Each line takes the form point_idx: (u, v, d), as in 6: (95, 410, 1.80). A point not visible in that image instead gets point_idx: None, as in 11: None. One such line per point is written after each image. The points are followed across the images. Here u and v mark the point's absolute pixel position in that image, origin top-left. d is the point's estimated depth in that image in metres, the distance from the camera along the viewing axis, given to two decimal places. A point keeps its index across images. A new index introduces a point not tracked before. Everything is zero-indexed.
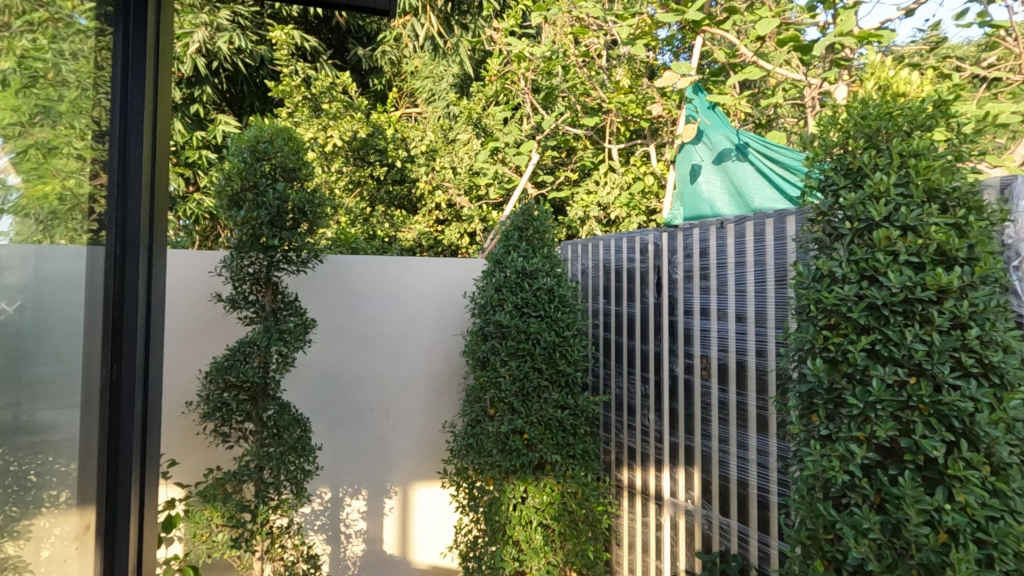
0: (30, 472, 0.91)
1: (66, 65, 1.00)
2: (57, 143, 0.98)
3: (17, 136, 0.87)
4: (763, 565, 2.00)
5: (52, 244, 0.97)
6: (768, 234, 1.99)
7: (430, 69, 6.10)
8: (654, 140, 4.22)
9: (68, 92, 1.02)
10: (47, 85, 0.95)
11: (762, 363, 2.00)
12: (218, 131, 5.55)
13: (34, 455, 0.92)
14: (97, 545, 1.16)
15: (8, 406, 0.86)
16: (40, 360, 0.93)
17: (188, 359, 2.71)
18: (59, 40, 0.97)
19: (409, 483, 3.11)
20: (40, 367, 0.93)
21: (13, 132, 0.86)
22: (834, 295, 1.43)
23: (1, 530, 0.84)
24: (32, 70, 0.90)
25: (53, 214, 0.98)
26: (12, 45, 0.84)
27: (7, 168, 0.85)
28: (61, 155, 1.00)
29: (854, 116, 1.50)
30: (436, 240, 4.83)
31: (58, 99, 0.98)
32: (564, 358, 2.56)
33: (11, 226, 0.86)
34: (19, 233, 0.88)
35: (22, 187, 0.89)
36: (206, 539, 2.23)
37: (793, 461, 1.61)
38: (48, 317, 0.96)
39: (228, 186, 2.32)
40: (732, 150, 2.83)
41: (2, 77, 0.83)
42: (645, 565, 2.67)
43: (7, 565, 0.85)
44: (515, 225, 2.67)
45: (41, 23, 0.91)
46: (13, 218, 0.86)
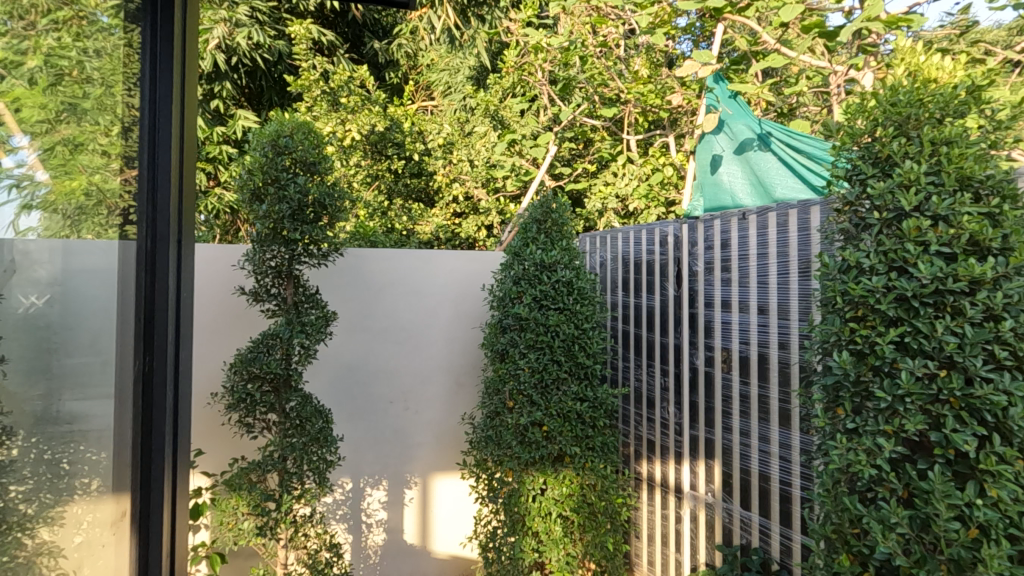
0: (63, 461, 0.93)
1: (91, 63, 1.02)
2: (82, 140, 1.00)
3: (45, 132, 0.89)
4: (786, 559, 1.99)
5: (79, 238, 1.00)
6: (792, 225, 1.96)
7: (447, 61, 6.10)
8: (674, 131, 4.17)
9: (93, 90, 1.04)
10: (72, 83, 0.97)
11: (785, 355, 1.98)
12: (238, 126, 5.62)
13: (67, 444, 0.95)
14: (133, 531, 1.20)
15: (40, 396, 0.88)
16: (70, 352, 0.96)
17: (212, 352, 2.76)
18: (83, 38, 0.99)
19: (428, 474, 3.14)
20: (71, 358, 0.96)
21: (42, 129, 0.88)
22: (862, 286, 1.41)
23: (36, 516, 0.87)
24: (58, 68, 0.92)
25: (81, 209, 1.01)
26: (38, 44, 0.86)
27: (36, 164, 0.87)
28: (87, 152, 1.02)
29: (882, 103, 1.46)
30: (454, 233, 4.84)
31: (83, 96, 1.00)
32: (583, 350, 2.55)
33: (40, 221, 0.89)
34: (47, 228, 0.91)
35: (50, 183, 0.91)
36: (233, 527, 2.28)
37: (817, 455, 1.59)
38: (78, 310, 0.98)
39: (250, 180, 2.35)
40: (753, 140, 2.78)
41: (30, 76, 0.85)
42: (665, 558, 2.67)
43: (43, 550, 0.89)
44: (533, 218, 2.67)
45: (65, 21, 0.93)
46: (42, 213, 0.89)
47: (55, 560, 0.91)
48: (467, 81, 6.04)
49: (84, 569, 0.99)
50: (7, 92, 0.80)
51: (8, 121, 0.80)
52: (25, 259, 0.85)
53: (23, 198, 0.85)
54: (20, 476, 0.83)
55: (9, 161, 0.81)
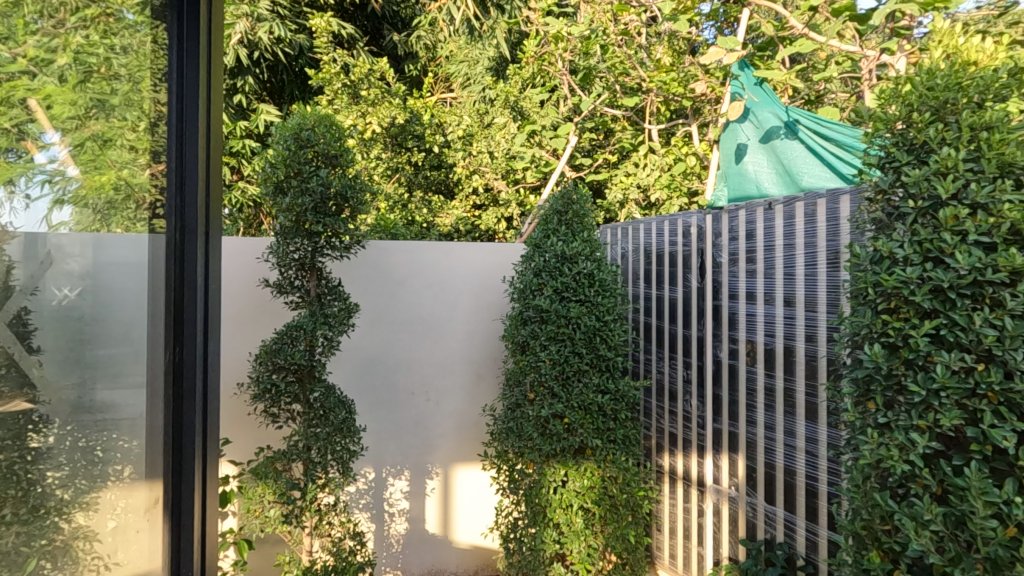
0: (96, 448, 0.96)
1: (118, 59, 1.05)
2: (110, 135, 1.04)
3: (74, 129, 0.93)
4: (812, 555, 1.97)
5: (110, 232, 1.03)
6: (821, 215, 1.92)
7: (466, 53, 6.05)
8: (697, 120, 4.10)
9: (120, 86, 1.07)
10: (100, 80, 1.00)
11: (813, 348, 1.94)
12: (261, 120, 5.68)
13: (99, 432, 0.98)
14: (165, 517, 1.23)
15: (73, 385, 0.92)
16: (102, 342, 0.99)
17: (238, 343, 2.80)
18: (110, 35, 1.03)
19: (450, 465, 3.17)
20: (102, 348, 0.99)
21: (71, 125, 0.92)
22: (896, 277, 1.37)
23: (71, 501, 0.90)
24: (86, 65, 0.96)
25: (110, 203, 1.04)
26: (68, 41, 0.91)
27: (67, 160, 0.91)
28: (115, 147, 1.05)
29: (918, 87, 1.41)
30: (474, 225, 4.83)
31: (111, 92, 1.04)
32: (604, 342, 2.54)
33: (71, 215, 0.92)
34: (78, 222, 0.94)
35: (81, 178, 0.95)
36: (259, 514, 2.32)
37: (846, 450, 1.56)
38: (107, 301, 1.01)
39: (273, 173, 2.37)
40: (781, 128, 2.72)
41: (60, 73, 0.89)
42: (687, 551, 2.65)
43: (78, 534, 0.93)
44: (554, 209, 2.65)
45: (93, 19, 0.98)
46: (73, 208, 0.93)
47: (89, 543, 0.95)
48: (486, 72, 5.99)
49: (118, 554, 1.03)
50: (39, 89, 0.84)
51: (41, 118, 0.85)
52: (59, 252, 0.88)
53: (55, 193, 0.88)
54: (57, 463, 0.87)
55: (42, 157, 0.85)
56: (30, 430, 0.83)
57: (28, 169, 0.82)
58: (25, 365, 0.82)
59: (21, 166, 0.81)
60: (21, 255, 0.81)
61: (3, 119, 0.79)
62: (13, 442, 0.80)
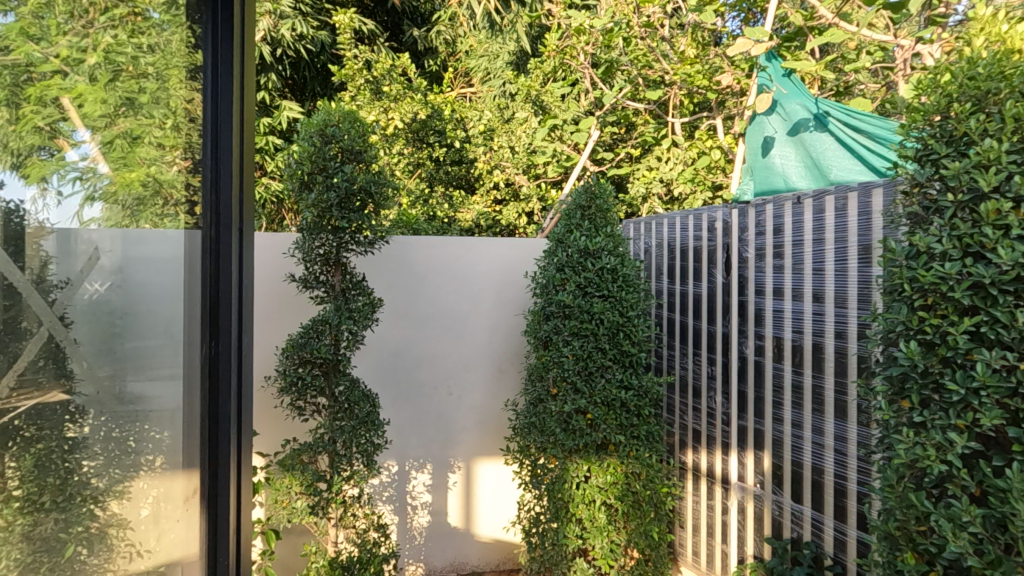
0: (128, 439, 0.99)
1: (145, 58, 1.07)
2: (138, 133, 1.06)
3: (104, 126, 0.95)
4: (840, 554, 1.94)
5: (138, 228, 1.05)
6: (852, 209, 1.88)
7: (486, 47, 6.05)
8: (721, 112, 4.03)
9: (148, 84, 1.08)
10: (129, 78, 1.02)
11: (842, 345, 1.91)
12: (284, 116, 5.75)
13: (133, 423, 1.01)
14: (200, 506, 1.26)
15: (108, 376, 0.94)
16: (133, 336, 1.01)
17: (265, 337, 2.85)
18: (138, 34, 1.04)
19: (472, 459, 3.19)
20: (133, 341, 1.01)
21: (102, 123, 0.94)
22: (934, 273, 1.33)
23: (106, 490, 0.93)
24: (115, 64, 0.98)
25: (139, 200, 1.06)
26: (97, 40, 0.93)
27: (98, 157, 0.93)
28: (143, 144, 1.07)
29: (959, 77, 1.37)
30: (495, 220, 4.82)
31: (138, 91, 1.05)
32: (628, 338, 2.53)
33: (101, 212, 0.94)
34: (108, 218, 0.96)
35: (111, 175, 0.97)
36: (286, 505, 2.36)
37: (878, 450, 1.53)
38: (138, 296, 1.03)
39: (299, 169, 2.39)
40: (810, 120, 2.68)
41: (91, 72, 0.91)
42: (711, 549, 2.63)
43: (113, 521, 0.95)
44: (577, 204, 2.63)
45: (122, 18, 0.99)
46: (103, 204, 0.94)
47: (122, 531, 0.97)
48: (506, 66, 6.03)
49: (150, 541, 1.06)
50: (71, 88, 0.86)
51: (72, 116, 0.87)
52: (90, 246, 0.90)
53: (86, 189, 0.90)
54: (91, 452, 0.90)
55: (74, 154, 0.87)
56: (67, 421, 0.84)
57: (61, 166, 0.84)
58: (63, 357, 0.84)
59: (53, 164, 0.82)
60: (57, 250, 0.82)
61: (37, 117, 0.80)
62: (52, 432, 0.82)
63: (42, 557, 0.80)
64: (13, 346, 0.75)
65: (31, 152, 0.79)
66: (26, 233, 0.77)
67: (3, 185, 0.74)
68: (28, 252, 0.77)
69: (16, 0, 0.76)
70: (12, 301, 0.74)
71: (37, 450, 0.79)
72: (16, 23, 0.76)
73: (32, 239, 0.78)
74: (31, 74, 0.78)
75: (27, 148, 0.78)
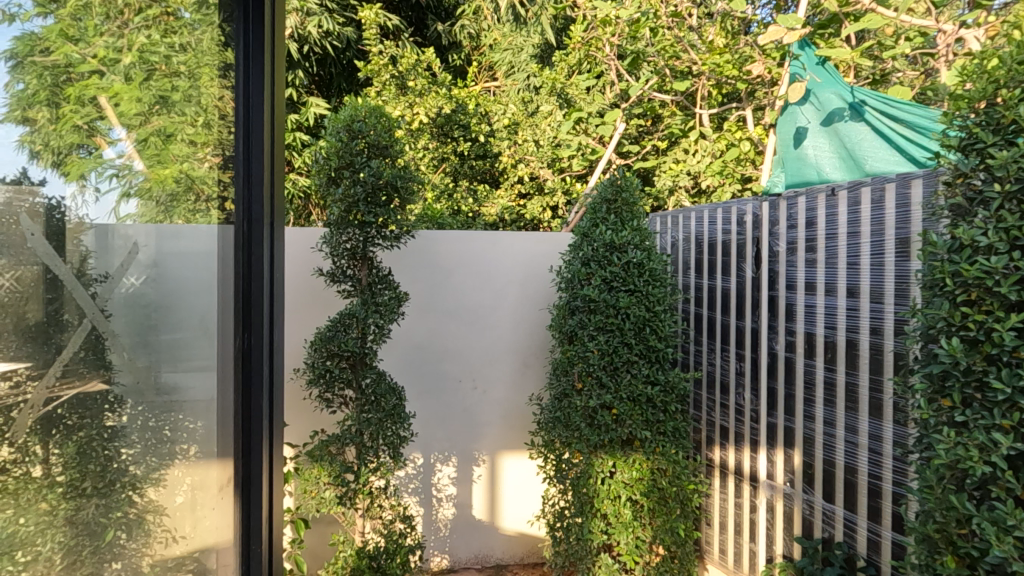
0: (165, 428, 1.02)
1: (177, 57, 1.09)
2: (171, 131, 1.08)
3: (140, 125, 0.97)
4: (874, 556, 1.89)
5: (172, 224, 1.07)
6: (889, 201, 1.82)
7: (510, 40, 6.07)
8: (751, 103, 3.93)
9: (181, 83, 1.11)
10: (162, 77, 1.04)
11: (878, 342, 1.85)
12: (311, 113, 5.82)
13: (168, 413, 1.03)
14: (235, 494, 1.31)
15: (146, 367, 0.97)
16: (169, 328, 1.05)
17: (294, 330, 2.90)
18: (170, 34, 1.06)
19: (496, 453, 3.20)
20: (169, 333, 1.05)
21: (138, 121, 0.97)
22: (978, 267, 1.29)
23: (143, 478, 0.96)
24: (149, 63, 1.00)
25: (172, 196, 1.08)
26: (131, 41, 0.95)
27: (133, 154, 0.96)
28: (176, 142, 1.09)
29: (1007, 62, 1.31)
30: (519, 214, 4.81)
31: (171, 89, 1.08)
32: (654, 333, 2.50)
33: (137, 208, 0.97)
34: (144, 214, 0.98)
35: (146, 172, 1.00)
36: (315, 495, 2.40)
37: (916, 450, 1.49)
38: (173, 288, 1.06)
39: (327, 164, 2.42)
40: (844, 110, 2.60)
41: (126, 72, 0.93)
42: (738, 547, 2.59)
43: (150, 508, 0.98)
44: (603, 198, 2.61)
45: (155, 18, 1.01)
46: (139, 201, 0.97)
47: (158, 517, 1.00)
48: (530, 59, 6.03)
49: (185, 528, 1.09)
50: (108, 87, 0.88)
51: (109, 114, 0.89)
52: (124, 240, 0.92)
53: (122, 186, 0.92)
54: (129, 440, 0.93)
55: (111, 152, 0.89)
56: (107, 410, 0.87)
57: (99, 164, 0.86)
58: (101, 350, 0.86)
59: (92, 162, 0.85)
60: (95, 245, 0.85)
61: (76, 117, 0.82)
62: (93, 421, 0.84)
63: (84, 539, 0.83)
64: (57, 337, 0.77)
65: (70, 151, 0.80)
66: (67, 229, 0.79)
67: (46, 182, 0.76)
68: (69, 247, 0.79)
69: (56, 3, 0.78)
70: (55, 294, 0.77)
71: (79, 438, 0.81)
72: (56, 25, 0.78)
73: (73, 235, 0.80)
74: (70, 74, 0.80)
75: (67, 147, 0.79)
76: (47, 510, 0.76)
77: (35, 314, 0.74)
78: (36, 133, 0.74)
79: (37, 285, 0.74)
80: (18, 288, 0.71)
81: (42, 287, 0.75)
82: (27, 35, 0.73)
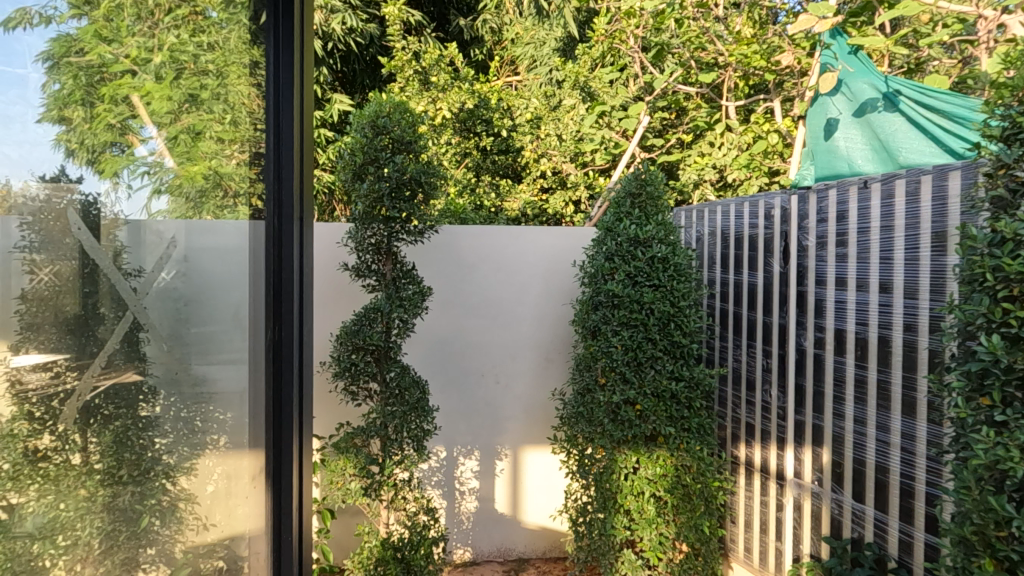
0: (196, 418, 1.05)
1: (205, 56, 1.11)
2: (200, 128, 1.10)
3: (170, 123, 0.99)
4: (905, 557, 1.85)
5: (201, 220, 1.10)
6: (924, 194, 1.77)
7: (532, 34, 6.08)
8: (779, 94, 3.85)
9: (209, 82, 1.12)
10: (190, 76, 1.06)
11: (912, 338, 1.80)
12: (335, 109, 5.90)
13: (200, 404, 1.06)
14: (266, 482, 1.35)
15: (178, 359, 1.00)
16: (201, 321, 1.07)
17: (320, 323, 2.94)
18: (198, 33, 1.08)
19: (519, 447, 3.21)
20: (201, 326, 1.07)
21: (168, 119, 0.99)
22: (1020, 263, 1.25)
23: (175, 467, 0.98)
24: (178, 62, 1.02)
25: (202, 192, 1.10)
26: (162, 41, 0.97)
27: (164, 151, 0.98)
28: (205, 139, 1.11)
29: None
30: (541, 209, 4.81)
31: (200, 87, 1.09)
32: (678, 329, 2.47)
33: (168, 204, 0.99)
34: (174, 210, 1.01)
35: (176, 169, 1.02)
36: (341, 486, 2.44)
37: (952, 450, 1.45)
38: (204, 283, 1.09)
39: (352, 160, 2.44)
40: (878, 100, 2.54)
41: (157, 71, 0.96)
42: (764, 546, 2.56)
43: (182, 496, 1.00)
44: (627, 192, 2.59)
45: (184, 18, 1.03)
46: (169, 197, 0.99)
47: (190, 505, 1.02)
48: (553, 53, 6.02)
49: (216, 517, 1.11)
50: (140, 87, 0.90)
51: (141, 113, 0.91)
52: (156, 235, 0.94)
53: (154, 182, 0.95)
54: (163, 430, 0.95)
55: (143, 150, 0.92)
56: (140, 400, 0.90)
57: (132, 161, 0.89)
58: (137, 342, 0.89)
59: (125, 160, 0.87)
60: (129, 240, 0.87)
61: (109, 116, 0.84)
62: (128, 410, 0.87)
63: (120, 525, 0.85)
64: (94, 330, 0.79)
65: (104, 149, 0.82)
66: (102, 224, 0.81)
67: (82, 180, 0.78)
68: (105, 242, 0.81)
69: (89, 5, 0.80)
70: (91, 287, 0.79)
71: (115, 427, 0.84)
72: (91, 26, 0.80)
73: (108, 230, 0.82)
74: (104, 74, 0.82)
75: (101, 145, 0.81)
76: (86, 497, 0.78)
77: (72, 307, 0.75)
78: (72, 132, 0.76)
79: (74, 280, 0.76)
80: (56, 282, 0.73)
81: (78, 281, 0.77)
82: (64, 37, 0.75)
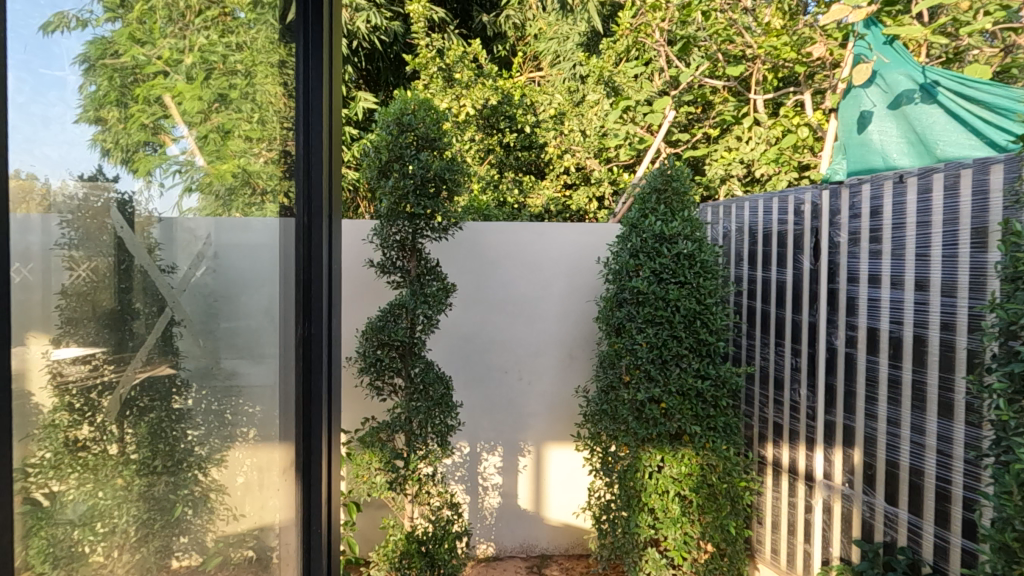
0: (226, 411, 1.07)
1: (234, 56, 1.12)
2: (229, 127, 1.12)
3: (201, 122, 1.02)
4: (941, 563, 1.80)
5: (231, 217, 1.12)
6: (964, 188, 1.71)
7: (556, 29, 6.06)
8: (811, 87, 3.75)
9: (238, 82, 1.14)
10: (220, 76, 1.08)
11: (949, 338, 1.75)
12: (359, 107, 5.96)
13: (230, 397, 1.09)
14: (296, 474, 1.38)
15: (209, 353, 1.02)
16: (231, 316, 1.10)
17: (347, 319, 2.98)
18: (228, 34, 1.10)
19: (542, 444, 3.21)
20: (231, 321, 1.10)
21: (199, 119, 1.01)
22: None
23: (206, 458, 1.01)
24: (208, 62, 1.04)
25: (231, 190, 1.13)
26: (193, 42, 0.99)
27: (195, 150, 1.00)
28: (233, 138, 1.13)
29: None
30: (565, 205, 4.78)
31: (229, 87, 1.11)
32: (705, 326, 2.44)
33: (198, 202, 1.01)
34: (204, 207, 1.03)
35: (206, 167, 1.04)
36: (367, 480, 2.47)
37: (992, 453, 1.40)
38: (235, 279, 1.11)
39: (377, 157, 2.46)
40: (915, 92, 2.46)
41: (189, 72, 0.98)
42: (791, 547, 2.51)
43: (213, 487, 1.03)
44: (652, 187, 2.56)
45: (213, 19, 1.05)
46: (199, 195, 1.01)
47: (221, 496, 1.05)
48: (577, 47, 5.98)
49: (246, 507, 1.13)
50: (172, 87, 0.93)
51: (173, 113, 0.93)
52: (187, 232, 0.96)
53: (185, 180, 0.97)
54: (195, 423, 0.98)
55: (175, 149, 0.94)
56: (174, 392, 0.92)
57: (164, 160, 0.91)
58: (170, 336, 0.91)
59: (157, 159, 0.89)
60: (162, 237, 0.89)
61: (143, 116, 0.86)
62: (162, 402, 0.89)
63: (156, 514, 0.88)
64: (130, 325, 0.82)
65: (138, 148, 0.84)
66: (136, 221, 0.83)
67: (118, 179, 0.80)
68: (139, 240, 0.84)
69: (124, 8, 0.82)
70: (127, 283, 0.81)
71: (149, 419, 0.86)
72: (124, 29, 0.82)
73: (142, 227, 0.84)
74: (138, 75, 0.85)
75: (135, 144, 0.84)
76: (122, 486, 0.81)
77: (108, 303, 0.78)
78: (107, 132, 0.78)
79: (110, 276, 0.78)
80: (93, 278, 0.75)
81: (114, 277, 0.79)
82: (99, 39, 0.77)
